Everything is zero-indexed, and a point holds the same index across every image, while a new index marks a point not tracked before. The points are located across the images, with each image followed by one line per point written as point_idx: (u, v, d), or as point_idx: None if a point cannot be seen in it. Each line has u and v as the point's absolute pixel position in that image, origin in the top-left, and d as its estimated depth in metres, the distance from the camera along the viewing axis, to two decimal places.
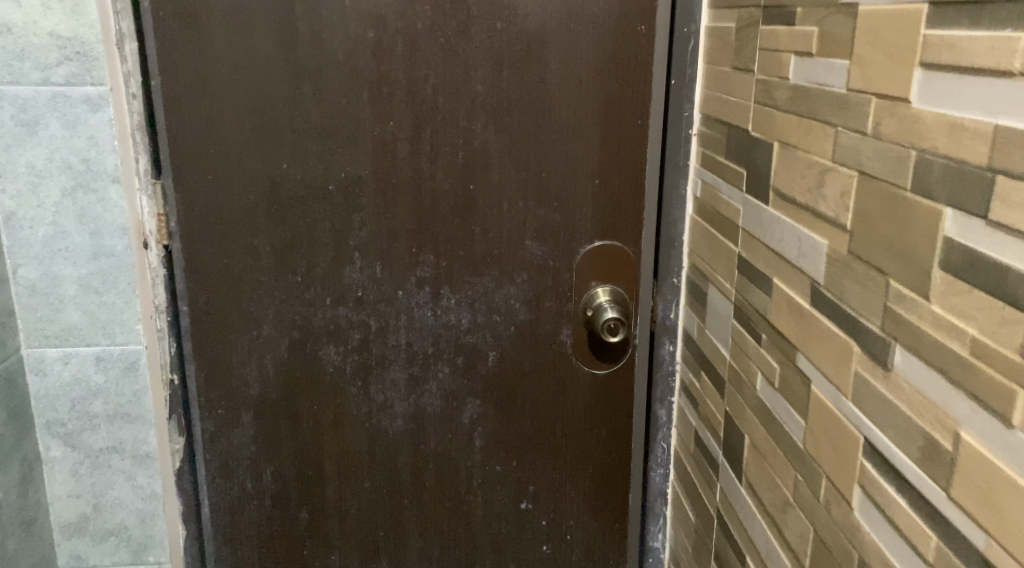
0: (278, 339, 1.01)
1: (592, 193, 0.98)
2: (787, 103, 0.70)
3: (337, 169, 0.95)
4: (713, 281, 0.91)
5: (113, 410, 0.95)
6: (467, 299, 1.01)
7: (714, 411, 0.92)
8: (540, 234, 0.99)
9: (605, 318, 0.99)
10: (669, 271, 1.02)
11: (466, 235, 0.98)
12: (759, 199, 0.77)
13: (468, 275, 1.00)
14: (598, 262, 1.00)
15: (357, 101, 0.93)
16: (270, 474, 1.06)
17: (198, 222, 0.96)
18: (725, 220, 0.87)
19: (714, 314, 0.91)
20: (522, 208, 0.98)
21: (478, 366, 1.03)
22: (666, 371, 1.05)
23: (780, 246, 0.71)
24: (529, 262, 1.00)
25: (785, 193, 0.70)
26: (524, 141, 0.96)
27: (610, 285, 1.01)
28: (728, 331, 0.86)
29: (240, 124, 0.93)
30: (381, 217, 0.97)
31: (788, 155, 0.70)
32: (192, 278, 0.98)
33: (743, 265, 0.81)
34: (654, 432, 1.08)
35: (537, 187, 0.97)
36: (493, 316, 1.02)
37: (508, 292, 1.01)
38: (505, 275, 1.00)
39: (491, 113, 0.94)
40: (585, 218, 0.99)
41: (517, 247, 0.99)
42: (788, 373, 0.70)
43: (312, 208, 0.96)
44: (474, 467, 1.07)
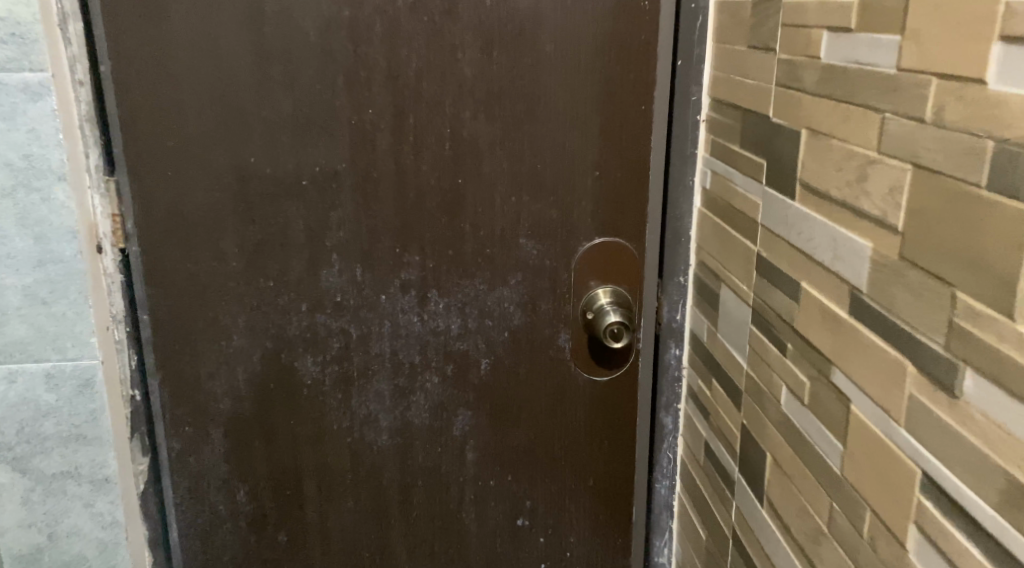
0: (250, 349, 0.92)
1: (592, 187, 0.90)
2: (817, 86, 0.62)
3: (311, 162, 0.86)
4: (726, 281, 0.83)
5: (66, 432, 0.86)
6: (457, 303, 0.93)
7: (728, 423, 0.84)
8: (535, 231, 0.91)
9: (608, 322, 0.91)
10: (675, 269, 0.94)
11: (455, 233, 0.90)
12: (783, 193, 0.69)
13: (458, 277, 0.92)
14: (598, 261, 0.92)
15: (332, 87, 0.84)
16: (245, 495, 0.97)
17: (159, 223, 0.87)
18: (740, 215, 0.79)
19: (727, 317, 0.83)
20: (515, 204, 0.89)
21: (470, 375, 0.95)
22: (672, 376, 0.98)
23: (810, 246, 0.64)
24: (524, 262, 0.92)
25: (815, 186, 0.63)
26: (517, 130, 0.87)
27: (611, 286, 0.93)
28: (745, 338, 0.78)
29: (202, 113, 0.84)
30: (360, 215, 0.88)
31: (819, 144, 0.62)
32: (152, 284, 0.89)
33: (763, 266, 0.73)
34: (658, 441, 1.01)
35: (532, 180, 0.89)
36: (484, 321, 0.94)
37: (501, 294, 0.93)
38: (498, 276, 0.92)
39: (481, 100, 0.86)
40: (584, 213, 0.91)
41: (510, 246, 0.91)
42: (820, 389, 0.63)
43: (284, 206, 0.87)
44: (466, 483, 0.99)
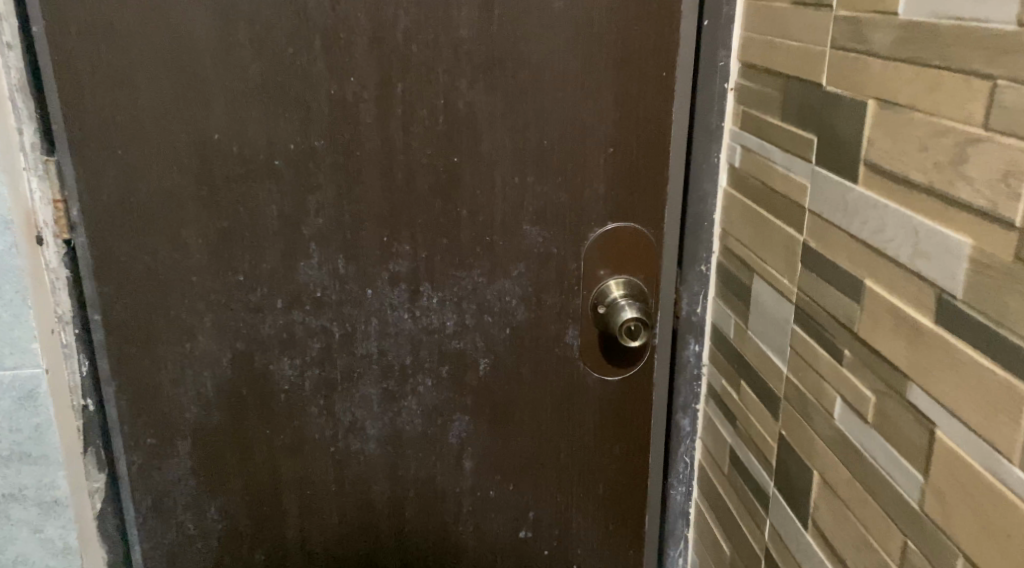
0: (219, 351, 0.81)
1: (606, 165, 0.79)
2: (892, 48, 0.52)
3: (285, 137, 0.75)
4: (759, 272, 0.74)
5: (7, 450, 0.75)
6: (452, 298, 0.82)
7: (760, 431, 0.75)
8: (541, 216, 0.81)
9: (624, 320, 0.81)
10: (696, 257, 0.85)
11: (451, 219, 0.79)
12: (840, 176, 0.59)
13: (454, 267, 0.81)
14: (612, 249, 0.82)
15: (308, 52, 0.72)
16: (216, 512, 0.87)
17: (108, 209, 0.75)
18: (779, 198, 0.69)
19: (760, 314, 0.74)
20: (519, 185, 0.79)
21: (467, 377, 0.85)
22: (691, 376, 0.89)
23: (880, 239, 0.54)
24: (528, 251, 0.82)
25: (888, 169, 0.53)
26: (521, 100, 0.76)
27: (625, 277, 0.83)
28: (785, 339, 0.69)
29: (156, 82, 0.72)
30: (343, 199, 0.77)
31: (894, 119, 0.52)
32: (103, 280, 0.77)
33: (812, 258, 0.64)
34: (675, 445, 0.92)
35: (537, 158, 0.78)
36: (483, 316, 0.84)
37: (502, 287, 0.83)
38: (499, 266, 0.82)
39: (481, 66, 0.75)
40: (595, 196, 0.80)
41: (512, 233, 0.81)
42: (890, 406, 0.54)
43: (254, 190, 0.76)
44: (463, 494, 0.90)
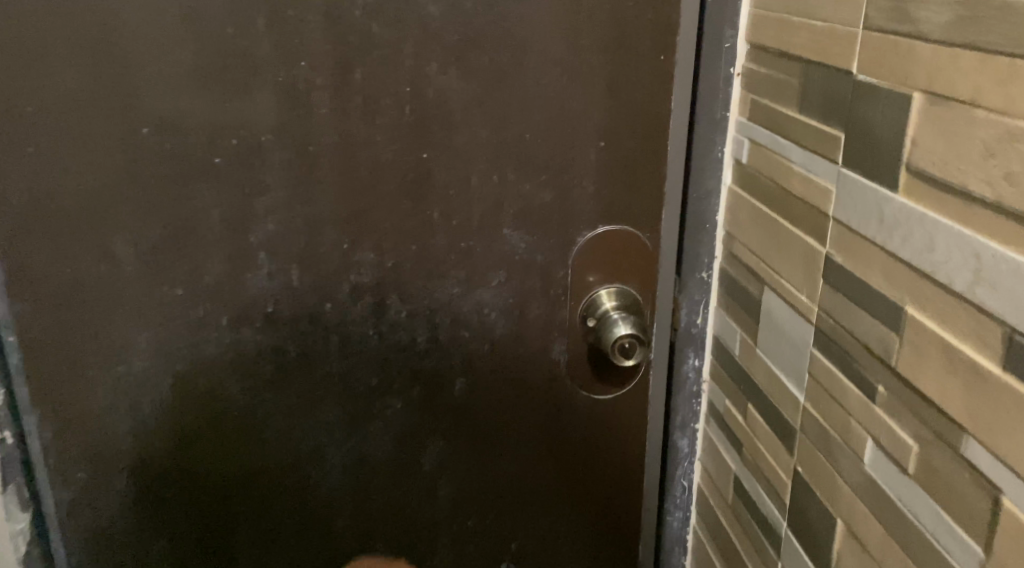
0: (157, 374, 0.71)
1: (596, 160, 0.70)
2: (947, 30, 0.43)
3: (226, 131, 0.65)
4: (771, 285, 0.65)
5: None
6: (423, 311, 0.73)
7: (770, 463, 0.67)
8: (522, 219, 0.71)
9: (617, 336, 0.72)
10: (697, 262, 0.75)
11: (420, 223, 0.70)
12: (875, 182, 0.50)
13: (424, 277, 0.72)
14: (603, 255, 0.73)
15: (250, 32, 0.62)
16: (160, 552, 0.77)
17: (20, 215, 0.65)
18: (797, 202, 0.60)
19: (772, 332, 0.65)
20: (498, 184, 0.69)
21: (441, 398, 0.76)
22: (689, 393, 0.80)
23: (929, 261, 0.45)
24: (509, 258, 0.72)
25: (941, 178, 0.44)
26: (499, 87, 0.66)
27: (618, 286, 0.74)
28: (803, 364, 0.60)
29: (71, 67, 0.61)
30: (295, 202, 0.67)
31: (950, 117, 0.43)
32: (18, 296, 0.67)
33: (837, 275, 0.55)
34: (671, 467, 0.84)
35: (518, 153, 0.69)
36: (459, 331, 0.74)
37: (480, 299, 0.73)
38: (475, 275, 0.72)
39: (453, 48, 0.65)
40: (584, 195, 0.71)
41: (490, 237, 0.71)
42: (938, 458, 0.45)
43: (191, 191, 0.66)
44: (439, 525, 0.81)
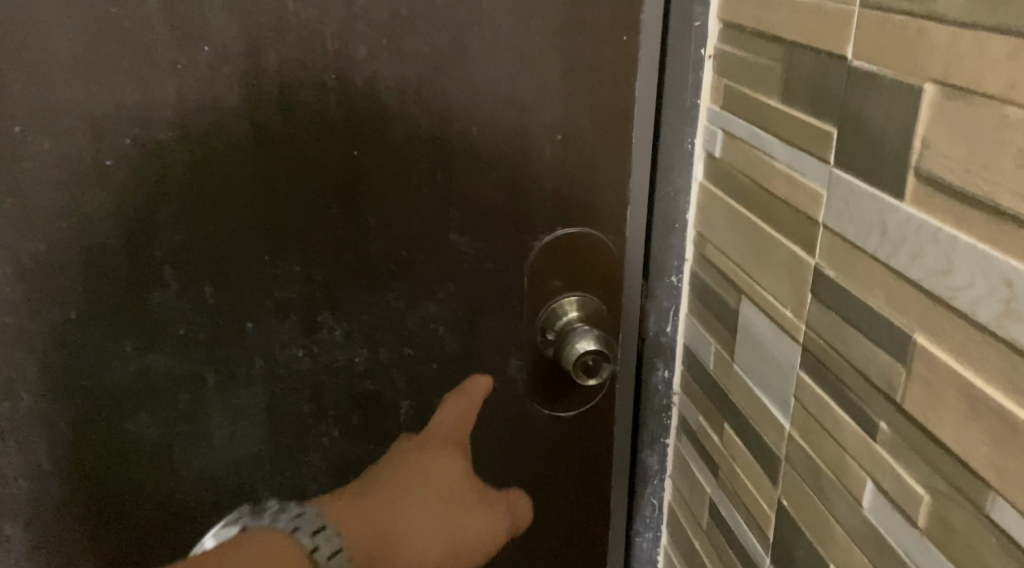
0: (50, 410, 0.62)
1: (553, 156, 0.62)
2: (970, 9, 0.36)
3: (116, 130, 0.55)
4: (750, 296, 0.58)
5: None
6: (362, 328, 0.65)
7: (751, 492, 0.60)
8: (472, 223, 0.63)
9: (580, 352, 0.64)
10: (666, 267, 0.68)
11: (355, 230, 0.61)
12: (875, 190, 0.43)
13: (362, 290, 0.64)
14: (562, 261, 0.66)
15: (140, 11, 0.52)
16: None
17: None
18: (781, 205, 0.53)
19: (753, 348, 0.58)
20: (443, 183, 0.61)
21: (385, 423, 0.68)
22: (658, 407, 0.74)
23: (947, 286, 0.38)
24: (457, 266, 0.64)
25: (963, 188, 0.37)
26: (441, 73, 0.58)
27: (578, 293, 0.67)
28: (788, 388, 0.54)
29: None
30: (204, 211, 0.58)
31: (975, 116, 0.36)
32: None
33: (829, 292, 0.48)
34: (640, 485, 0.77)
35: (464, 149, 0.60)
36: (402, 349, 0.66)
37: (426, 312, 0.65)
38: (419, 286, 0.64)
39: (384, 29, 0.56)
40: (540, 195, 0.63)
41: (436, 243, 0.63)
42: (956, 514, 0.39)
43: (79, 200, 0.56)
44: None
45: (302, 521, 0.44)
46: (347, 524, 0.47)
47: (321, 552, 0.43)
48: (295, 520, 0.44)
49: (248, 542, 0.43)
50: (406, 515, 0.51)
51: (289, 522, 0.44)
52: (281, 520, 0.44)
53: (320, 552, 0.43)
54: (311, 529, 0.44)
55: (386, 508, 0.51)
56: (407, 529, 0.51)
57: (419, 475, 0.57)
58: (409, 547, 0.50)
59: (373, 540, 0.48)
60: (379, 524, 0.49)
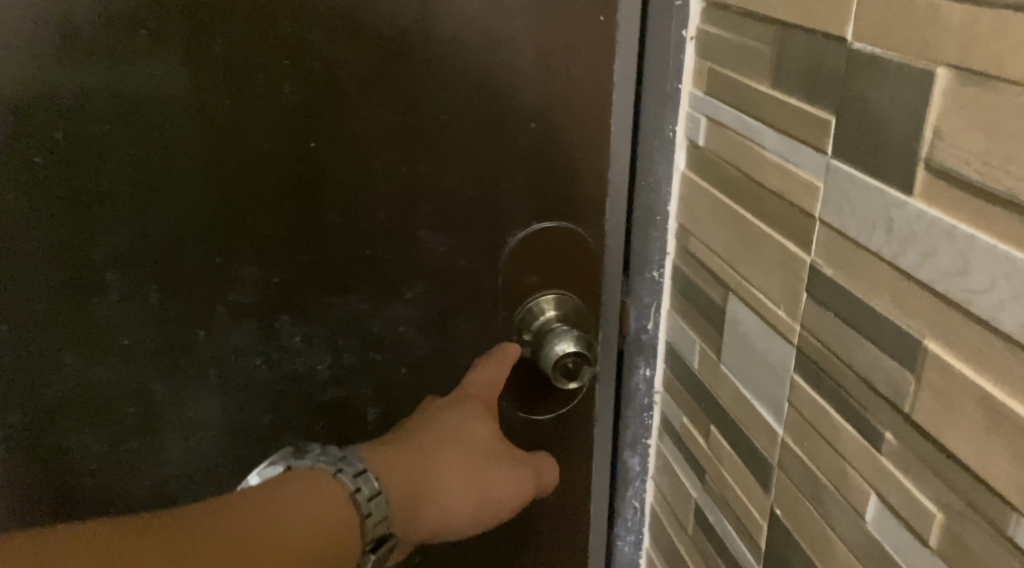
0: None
1: (527, 146, 0.58)
2: None
3: (47, 122, 0.52)
4: (739, 293, 0.55)
5: None
6: (325, 332, 0.61)
7: (741, 499, 0.58)
8: (442, 219, 0.59)
9: (559, 353, 0.60)
10: (647, 261, 0.65)
11: (314, 227, 0.57)
12: (880, 183, 0.40)
13: (323, 291, 0.59)
14: (537, 258, 0.62)
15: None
16: None
17: None
18: (771, 197, 0.50)
19: (742, 348, 0.55)
20: (409, 176, 0.57)
21: (353, 433, 0.64)
22: (640, 407, 0.70)
23: (964, 290, 0.35)
24: (426, 264, 0.60)
25: (983, 181, 0.34)
26: (404, 57, 0.53)
27: (556, 291, 0.63)
28: (781, 392, 0.51)
29: None
30: (148, 211, 0.55)
31: (996, 103, 0.33)
32: None
33: (826, 292, 0.45)
34: (621, 486, 0.74)
35: (433, 140, 0.56)
36: (369, 354, 0.62)
37: (394, 314, 0.61)
38: (386, 288, 0.60)
39: (341, 9, 0.51)
40: (514, 188, 0.59)
41: (403, 241, 0.59)
42: (971, 535, 0.36)
43: (11, 202, 0.53)
44: None
45: (343, 463, 0.46)
46: (388, 481, 0.47)
47: (363, 493, 0.44)
48: (335, 461, 0.46)
49: (296, 479, 0.44)
50: (439, 475, 0.50)
51: (331, 464, 0.45)
52: (324, 460, 0.45)
53: (361, 493, 0.44)
54: (353, 470, 0.45)
55: (421, 464, 0.50)
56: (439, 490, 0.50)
57: (453, 433, 0.53)
58: (436, 508, 0.49)
59: (403, 504, 0.47)
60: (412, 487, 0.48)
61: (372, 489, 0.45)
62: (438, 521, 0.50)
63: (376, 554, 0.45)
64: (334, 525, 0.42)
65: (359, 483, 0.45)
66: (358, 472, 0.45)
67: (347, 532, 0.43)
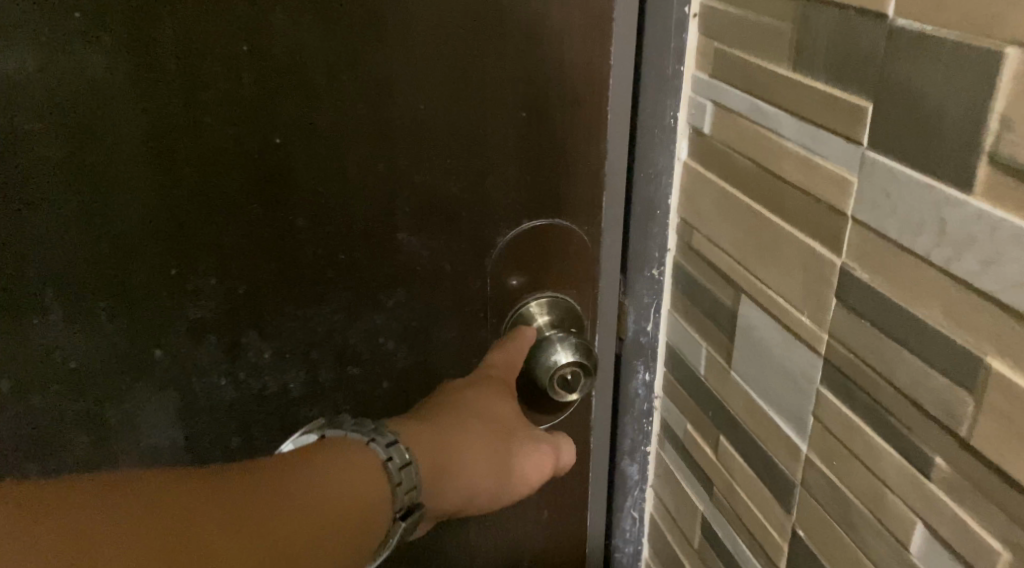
0: None
1: (516, 138, 0.52)
2: None
3: None
4: (752, 296, 0.50)
5: None
6: (297, 346, 0.55)
7: (755, 517, 0.53)
8: (425, 220, 0.53)
9: (558, 364, 0.55)
10: (646, 258, 0.60)
11: (281, 233, 0.51)
12: (927, 179, 0.36)
13: (293, 303, 0.54)
14: (529, 258, 0.56)
15: None
16: None
17: None
18: (788, 191, 0.45)
19: (756, 356, 0.51)
20: (387, 173, 0.51)
21: None
22: (638, 413, 0.66)
23: None
24: (408, 270, 0.54)
25: None
26: (380, 39, 0.47)
27: (548, 294, 0.58)
28: (804, 406, 0.46)
29: None
30: (89, 222, 0.49)
31: None
32: None
33: (860, 299, 0.40)
34: (619, 497, 0.70)
35: (413, 132, 0.50)
36: (346, 368, 0.57)
37: (373, 325, 0.56)
38: (363, 296, 0.54)
39: None
40: (504, 184, 0.53)
41: (381, 245, 0.53)
42: None
43: None
44: None
45: (375, 433, 0.39)
46: (417, 451, 0.41)
47: (395, 462, 0.38)
48: (367, 431, 0.40)
49: (322, 449, 0.38)
50: (464, 443, 0.44)
51: (363, 433, 0.39)
52: (355, 429, 0.39)
53: (393, 462, 0.38)
54: (386, 439, 0.39)
55: (448, 433, 0.44)
56: (465, 458, 0.44)
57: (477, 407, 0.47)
58: (458, 482, 0.43)
59: (431, 476, 0.41)
60: (440, 457, 0.42)
61: (405, 459, 0.39)
62: (464, 493, 0.44)
63: (406, 523, 0.39)
64: (352, 498, 0.37)
65: (390, 451, 0.38)
66: (390, 441, 0.39)
67: (374, 503, 0.37)
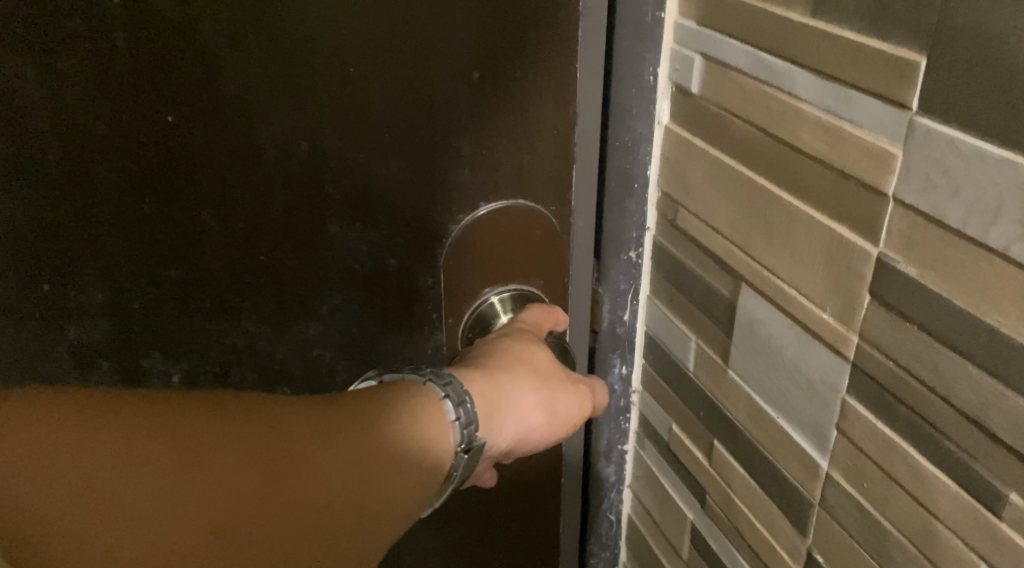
0: None
1: (470, 108, 0.42)
2: None
3: None
4: (755, 286, 0.42)
5: None
6: (212, 364, 0.47)
7: (760, 535, 0.47)
8: (366, 206, 0.43)
9: None
10: (622, 239, 0.52)
11: (182, 233, 0.42)
12: (1001, 152, 0.28)
13: (202, 316, 0.45)
14: (492, 246, 0.47)
15: None
16: None
17: None
18: (803, 164, 0.37)
19: (760, 354, 0.43)
20: (314, 152, 0.41)
21: None
22: (615, 410, 0.59)
23: None
24: (346, 268, 0.45)
25: None
26: None
27: (512, 286, 0.48)
28: (823, 416, 0.39)
29: None
30: None
31: None
32: None
33: (904, 299, 0.33)
34: (595, 500, 0.63)
35: (341, 100, 0.40)
36: (275, 386, 0.48)
37: (306, 335, 0.47)
38: (292, 301, 0.45)
39: None
40: (458, 163, 0.44)
41: (312, 240, 0.44)
42: None
43: None
44: None
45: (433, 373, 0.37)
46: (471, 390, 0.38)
47: (452, 398, 0.35)
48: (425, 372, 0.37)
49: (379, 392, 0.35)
50: (511, 381, 0.40)
51: (419, 374, 0.37)
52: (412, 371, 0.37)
53: (450, 400, 0.35)
54: (444, 379, 0.36)
55: (501, 374, 0.39)
56: (518, 395, 0.39)
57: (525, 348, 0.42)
58: (510, 421, 0.39)
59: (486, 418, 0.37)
60: (497, 394, 0.38)
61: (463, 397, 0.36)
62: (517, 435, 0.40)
63: (469, 457, 0.36)
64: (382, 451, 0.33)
65: (447, 389, 0.36)
66: (447, 382, 0.36)
67: (406, 458, 0.34)
